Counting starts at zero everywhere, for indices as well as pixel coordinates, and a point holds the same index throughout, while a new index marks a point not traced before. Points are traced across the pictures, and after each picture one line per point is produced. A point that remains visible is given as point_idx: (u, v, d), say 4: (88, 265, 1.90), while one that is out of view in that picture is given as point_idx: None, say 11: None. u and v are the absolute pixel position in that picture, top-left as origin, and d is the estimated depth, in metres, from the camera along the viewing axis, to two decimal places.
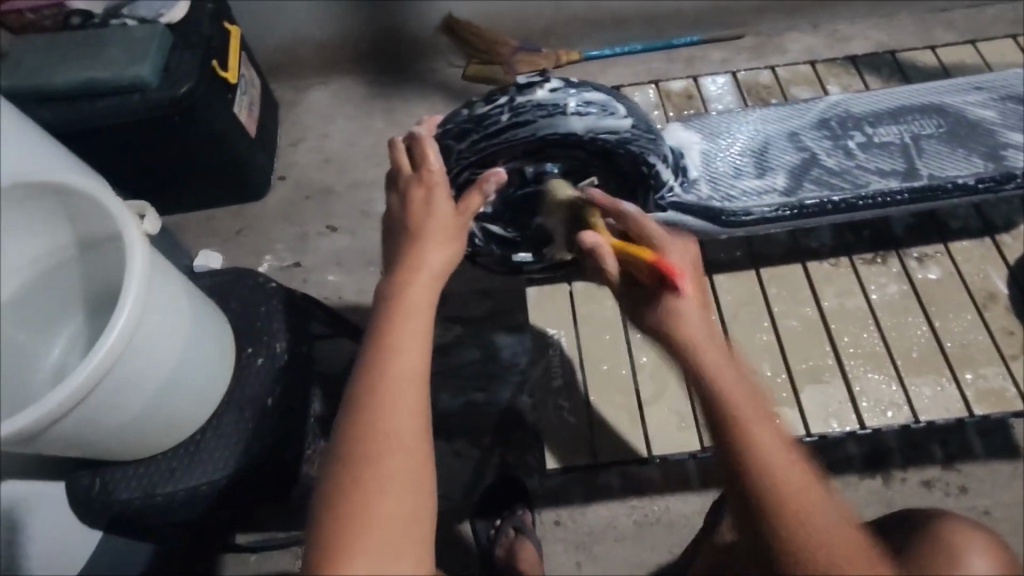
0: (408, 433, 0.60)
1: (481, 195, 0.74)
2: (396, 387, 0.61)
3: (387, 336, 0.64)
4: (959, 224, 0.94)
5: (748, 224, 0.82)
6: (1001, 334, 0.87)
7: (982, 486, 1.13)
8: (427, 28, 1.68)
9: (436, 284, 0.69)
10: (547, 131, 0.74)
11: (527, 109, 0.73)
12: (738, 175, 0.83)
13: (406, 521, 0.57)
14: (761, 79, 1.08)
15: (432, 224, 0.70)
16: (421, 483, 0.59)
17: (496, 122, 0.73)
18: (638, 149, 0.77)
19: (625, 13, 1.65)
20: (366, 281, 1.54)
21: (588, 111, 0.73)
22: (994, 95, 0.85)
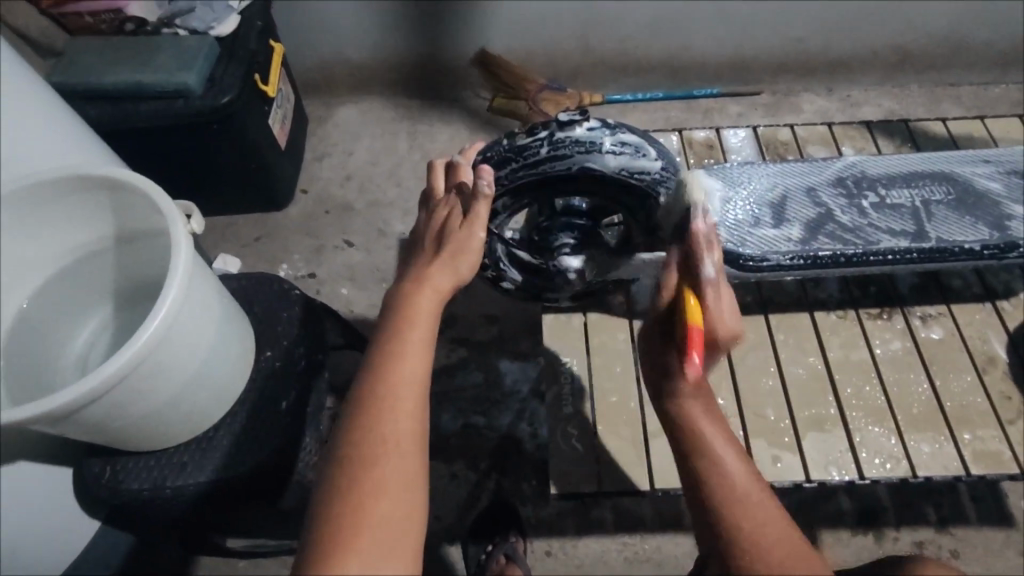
0: (406, 438, 0.61)
1: (485, 196, 0.76)
2: (398, 393, 0.63)
3: (390, 344, 0.67)
4: (962, 286, 0.97)
5: (764, 271, 0.84)
6: (997, 398, 0.88)
7: (974, 551, 1.27)
8: (460, 59, 1.76)
9: (441, 297, 0.72)
10: (582, 166, 0.79)
11: (566, 145, 0.78)
12: (757, 224, 0.86)
13: (404, 522, 0.58)
14: (779, 135, 1.13)
15: (455, 233, 0.75)
16: (413, 489, 0.60)
17: (535, 154, 0.78)
18: (665, 191, 0.82)
19: (649, 62, 1.73)
20: (377, 297, 1.58)
21: (623, 151, 0.79)
22: (1000, 169, 0.88)
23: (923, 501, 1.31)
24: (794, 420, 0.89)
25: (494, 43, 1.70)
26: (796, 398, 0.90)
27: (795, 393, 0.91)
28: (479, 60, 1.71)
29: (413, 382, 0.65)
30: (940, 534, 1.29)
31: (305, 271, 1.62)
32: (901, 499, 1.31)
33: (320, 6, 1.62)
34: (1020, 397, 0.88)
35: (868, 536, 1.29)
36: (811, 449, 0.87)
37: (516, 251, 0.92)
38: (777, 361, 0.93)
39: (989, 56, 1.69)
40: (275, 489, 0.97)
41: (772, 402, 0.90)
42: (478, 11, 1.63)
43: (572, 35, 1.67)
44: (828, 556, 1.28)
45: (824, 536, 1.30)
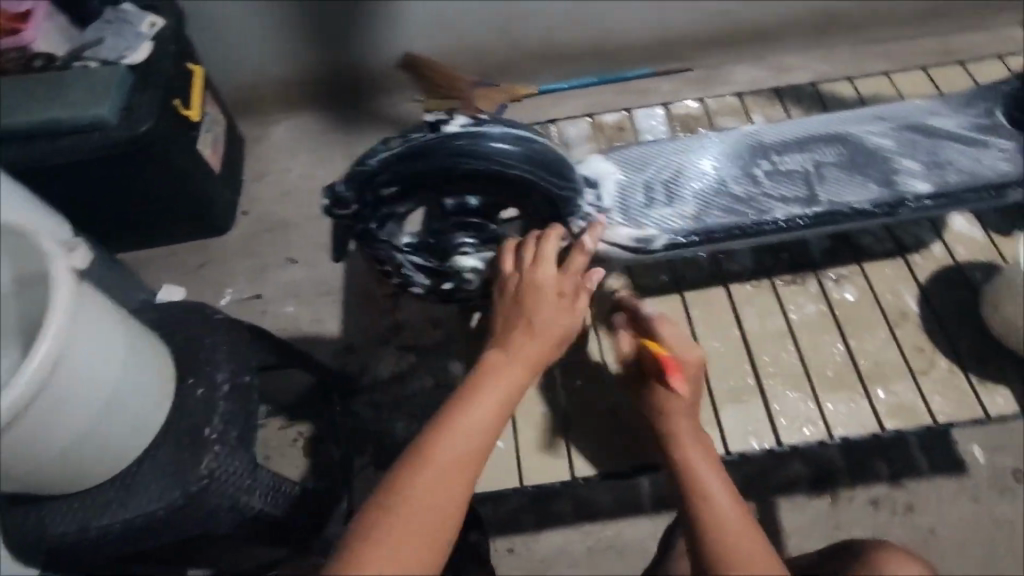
0: (469, 457, 0.67)
1: (586, 250, 0.78)
2: (474, 421, 0.69)
3: (482, 375, 0.72)
4: (871, 241, 0.97)
5: (659, 251, 0.82)
6: (910, 350, 0.89)
7: (927, 502, 1.29)
8: (387, 62, 1.74)
9: (550, 351, 0.73)
10: (465, 162, 0.71)
11: (445, 144, 0.70)
12: (650, 204, 0.83)
13: (440, 521, 0.65)
14: (691, 111, 1.13)
15: (547, 290, 0.74)
16: (454, 498, 0.66)
17: (412, 155, 0.70)
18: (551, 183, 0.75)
19: (576, 49, 1.73)
20: (324, 312, 1.58)
21: (507, 143, 0.72)
22: (892, 125, 0.86)
23: (876, 458, 1.33)
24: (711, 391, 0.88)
25: (419, 44, 1.68)
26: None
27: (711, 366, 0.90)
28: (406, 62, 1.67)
29: (495, 417, 0.70)
30: (894, 489, 1.31)
31: (251, 293, 1.62)
32: (854, 458, 1.33)
33: (237, 24, 1.61)
34: (932, 347, 0.89)
35: (824, 498, 1.31)
36: (731, 421, 0.86)
37: (412, 258, 0.81)
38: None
39: (909, 10, 1.71)
40: (218, 518, 0.95)
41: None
42: (397, 14, 1.62)
43: (495, 28, 1.66)
44: (787, 522, 1.29)
45: (781, 502, 1.31)
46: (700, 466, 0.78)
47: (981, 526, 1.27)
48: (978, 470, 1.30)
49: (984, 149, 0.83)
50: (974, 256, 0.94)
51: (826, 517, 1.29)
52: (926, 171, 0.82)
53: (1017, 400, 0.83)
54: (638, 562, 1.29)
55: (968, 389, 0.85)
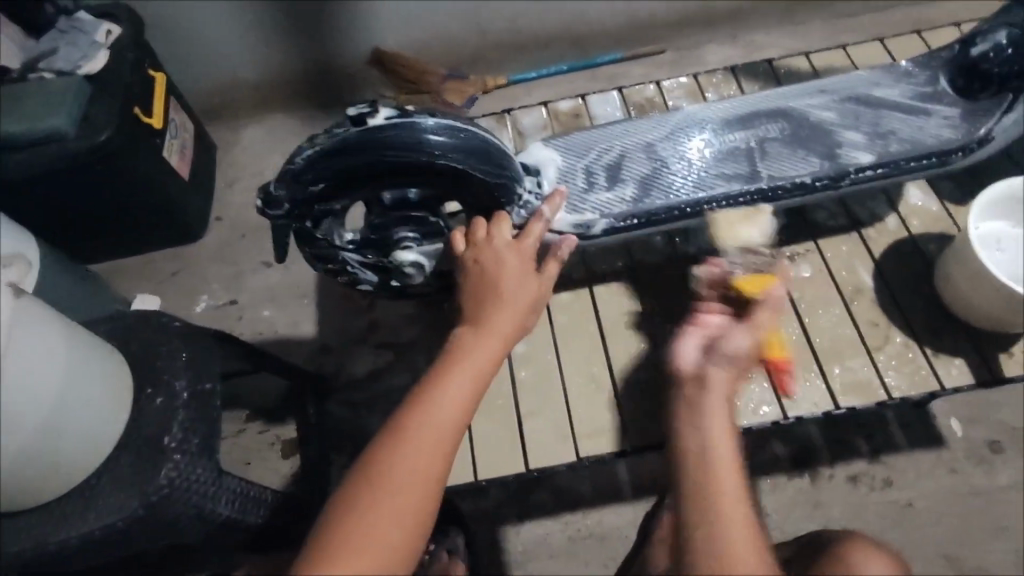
0: (444, 431, 0.66)
1: (544, 220, 0.76)
2: (447, 393, 0.67)
3: (456, 348, 0.70)
4: (826, 217, 0.96)
5: (600, 236, 0.81)
6: (865, 326, 0.88)
7: (907, 476, 1.28)
8: (355, 62, 1.71)
9: (522, 318, 0.71)
10: (394, 156, 0.69)
11: (372, 139, 0.68)
12: (591, 189, 0.83)
13: (418, 497, 0.63)
14: (646, 93, 1.11)
15: (508, 261, 0.73)
16: (430, 473, 0.64)
17: (338, 153, 0.68)
18: (488, 172, 0.74)
19: (545, 36, 1.71)
20: (299, 314, 1.57)
21: (437, 134, 0.70)
22: (835, 97, 0.86)
23: (856, 436, 1.32)
24: None
25: (386, 39, 1.66)
26: (665, 363, 0.95)
27: None
28: (374, 58, 1.66)
29: (468, 388, 0.68)
30: (873, 465, 1.30)
31: (227, 299, 1.62)
32: (833, 436, 1.32)
33: (198, 29, 1.57)
34: (887, 322, 0.88)
35: (804, 477, 1.29)
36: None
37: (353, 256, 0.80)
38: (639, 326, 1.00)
39: None
40: (179, 527, 0.93)
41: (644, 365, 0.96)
42: (362, 13, 1.59)
43: (462, 20, 1.64)
44: (766, 503, 1.28)
45: (761, 484, 1.30)
46: (714, 445, 0.67)
47: (960, 499, 1.26)
48: (956, 442, 1.29)
49: (926, 118, 0.83)
50: (929, 228, 0.93)
51: (806, 496, 1.28)
52: (869, 142, 0.82)
53: (971, 370, 0.82)
54: (618, 550, 1.26)
55: (922, 363, 0.85)
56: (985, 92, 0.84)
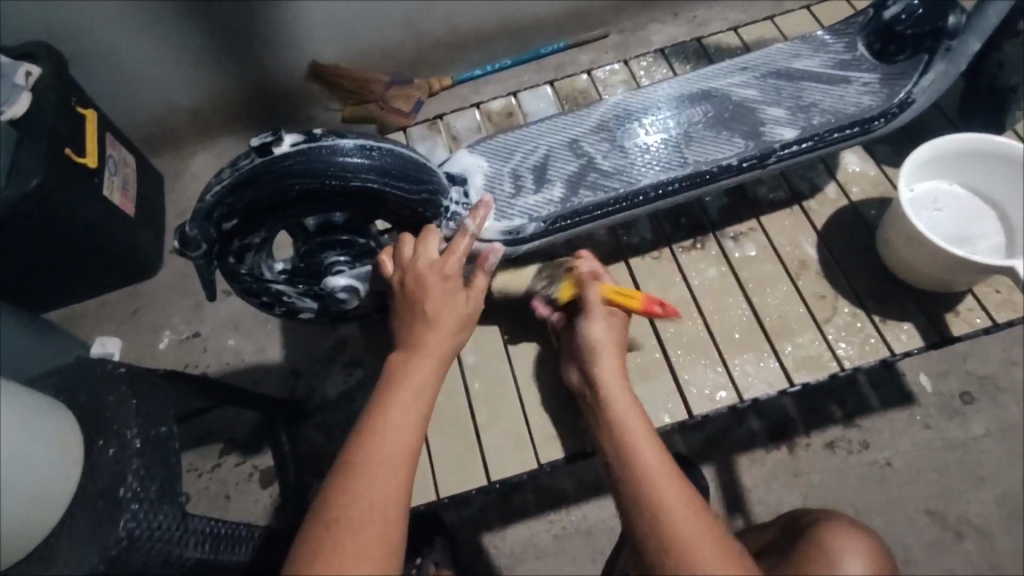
0: (395, 457, 0.64)
1: (471, 234, 0.74)
2: (393, 419, 0.65)
3: (394, 374, 0.68)
4: (767, 193, 0.95)
5: (531, 240, 0.79)
6: (812, 299, 0.87)
7: (883, 437, 1.29)
8: (296, 77, 1.66)
9: (457, 333, 0.71)
10: (303, 182, 0.67)
11: (277, 166, 0.67)
12: (518, 193, 0.81)
13: (382, 530, 0.60)
14: (578, 84, 1.10)
15: (432, 280, 0.71)
16: (390, 503, 0.62)
17: (244, 183, 0.66)
18: (404, 188, 0.72)
19: (486, 32, 1.68)
20: (265, 341, 1.53)
21: (347, 154, 0.69)
22: (755, 75, 0.86)
23: (829, 402, 1.32)
24: None
25: (324, 52, 1.62)
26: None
27: None
28: (314, 73, 1.63)
29: (414, 411, 0.66)
30: (848, 430, 1.30)
31: (190, 332, 1.57)
32: (807, 405, 1.32)
33: (127, 59, 1.51)
34: (834, 294, 0.87)
35: (782, 449, 1.29)
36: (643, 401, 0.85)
37: (285, 287, 0.79)
38: None
39: None
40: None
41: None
42: (291, 25, 1.53)
43: (398, 23, 1.60)
44: (746, 478, 1.28)
45: (741, 460, 1.30)
46: (627, 420, 0.77)
47: (936, 454, 1.27)
48: (927, 398, 1.30)
49: (846, 86, 0.83)
50: (870, 194, 0.93)
51: (787, 468, 1.28)
52: (792, 116, 0.82)
53: (918, 333, 0.83)
54: (604, 543, 1.24)
55: (870, 332, 0.85)
56: (902, 54, 0.84)
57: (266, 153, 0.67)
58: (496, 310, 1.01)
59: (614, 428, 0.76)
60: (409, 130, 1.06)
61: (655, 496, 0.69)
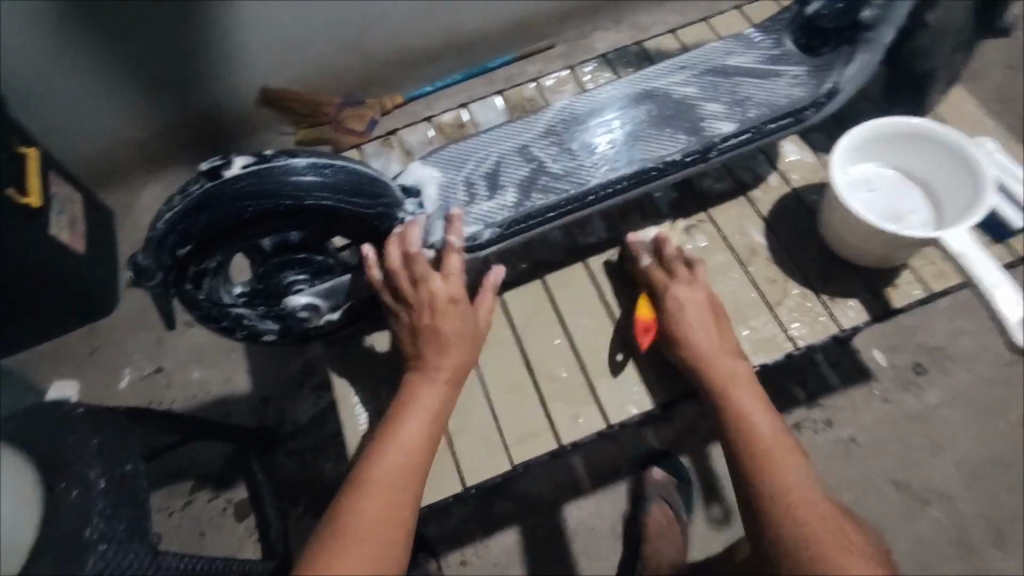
0: (404, 471, 0.67)
1: (456, 250, 0.77)
2: (405, 437, 0.70)
3: (407, 397, 0.73)
4: (715, 185, 0.99)
5: (486, 247, 0.81)
6: (764, 284, 0.91)
7: (845, 414, 1.33)
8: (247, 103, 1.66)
9: (459, 365, 0.76)
10: (257, 204, 0.68)
11: (228, 190, 0.67)
12: (471, 200, 0.82)
13: (385, 540, 0.62)
14: (525, 93, 1.12)
15: (427, 300, 0.75)
16: (395, 515, 0.64)
17: (197, 209, 0.66)
18: (357, 203, 0.73)
19: (435, 48, 1.70)
20: (231, 370, 1.51)
21: (298, 174, 0.69)
22: (694, 72, 0.89)
23: (793, 384, 1.36)
24: (585, 373, 0.92)
25: (274, 78, 1.61)
26: (585, 353, 0.93)
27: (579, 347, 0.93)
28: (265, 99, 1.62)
29: (423, 429, 0.71)
30: (812, 409, 1.34)
31: (152, 368, 1.53)
32: (771, 389, 1.35)
33: (69, 93, 1.47)
34: (783, 278, 0.91)
35: None
36: (608, 398, 0.90)
37: (244, 310, 0.78)
38: (556, 322, 0.95)
39: None
40: None
41: (563, 361, 0.93)
42: (240, 52, 1.53)
43: (346, 44, 1.61)
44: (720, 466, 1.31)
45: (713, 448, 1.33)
46: (722, 368, 0.83)
47: (895, 425, 1.32)
48: (882, 372, 1.36)
49: (777, 79, 0.88)
50: (810, 180, 0.97)
51: None
52: (729, 110, 0.85)
53: (864, 307, 0.87)
54: (586, 543, 1.25)
55: (820, 310, 0.89)
56: (826, 47, 0.88)
57: (216, 177, 0.67)
58: None
59: (711, 373, 0.82)
60: (363, 147, 1.07)
61: (756, 442, 0.76)
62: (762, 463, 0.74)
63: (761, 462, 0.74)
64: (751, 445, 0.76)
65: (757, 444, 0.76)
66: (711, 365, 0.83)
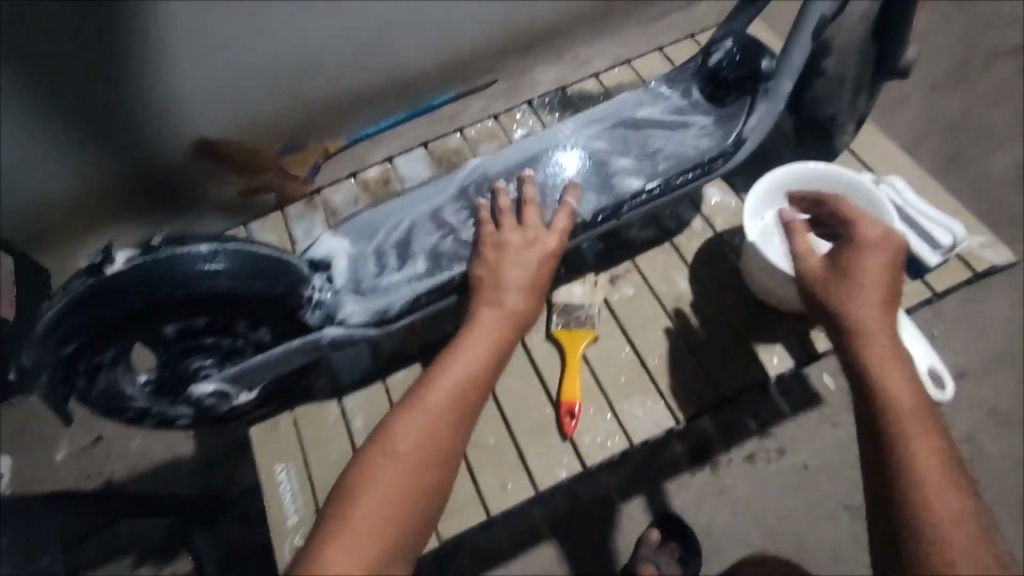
0: (444, 411, 0.64)
1: (568, 209, 0.81)
2: (452, 376, 0.67)
3: (456, 342, 0.71)
4: (640, 233, 1.00)
5: (398, 322, 0.80)
6: (691, 333, 0.92)
7: (797, 443, 1.33)
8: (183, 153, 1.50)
9: (514, 324, 0.72)
10: (145, 298, 0.65)
11: (112, 286, 0.64)
12: (382, 272, 0.81)
13: (416, 473, 0.60)
14: (450, 143, 1.10)
15: (512, 247, 0.77)
16: (431, 452, 0.62)
17: (78, 308, 0.63)
18: (256, 289, 0.70)
19: (372, 90, 1.64)
20: (171, 436, 1.44)
21: (189, 264, 0.66)
22: (606, 127, 0.90)
23: (744, 414, 1.35)
24: (514, 436, 0.88)
25: (208, 125, 1.50)
26: (513, 415, 0.89)
27: (509, 408, 0.90)
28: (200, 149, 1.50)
29: (473, 373, 0.68)
30: (764, 439, 1.33)
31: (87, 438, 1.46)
32: (723, 422, 1.34)
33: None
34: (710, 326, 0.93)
35: (706, 469, 1.31)
36: (536, 460, 0.86)
37: (145, 403, 0.74)
38: None
39: None
40: None
41: (491, 426, 0.89)
42: (173, 100, 1.43)
43: (281, 91, 1.55)
44: (676, 504, 1.30)
45: (669, 486, 1.31)
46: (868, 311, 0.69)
47: (845, 450, 1.32)
48: (831, 397, 1.36)
49: (686, 130, 0.90)
50: (731, 224, 0.99)
51: (711, 488, 1.30)
52: (639, 164, 0.87)
53: (788, 353, 0.89)
54: None
55: (747, 357, 0.91)
56: (729, 97, 0.91)
57: (99, 272, 0.64)
58: (386, 385, 0.92)
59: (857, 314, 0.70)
60: (286, 210, 1.05)
61: (892, 399, 0.63)
62: (894, 425, 0.61)
63: (893, 424, 0.61)
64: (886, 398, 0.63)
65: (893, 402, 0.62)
66: (850, 305, 0.70)
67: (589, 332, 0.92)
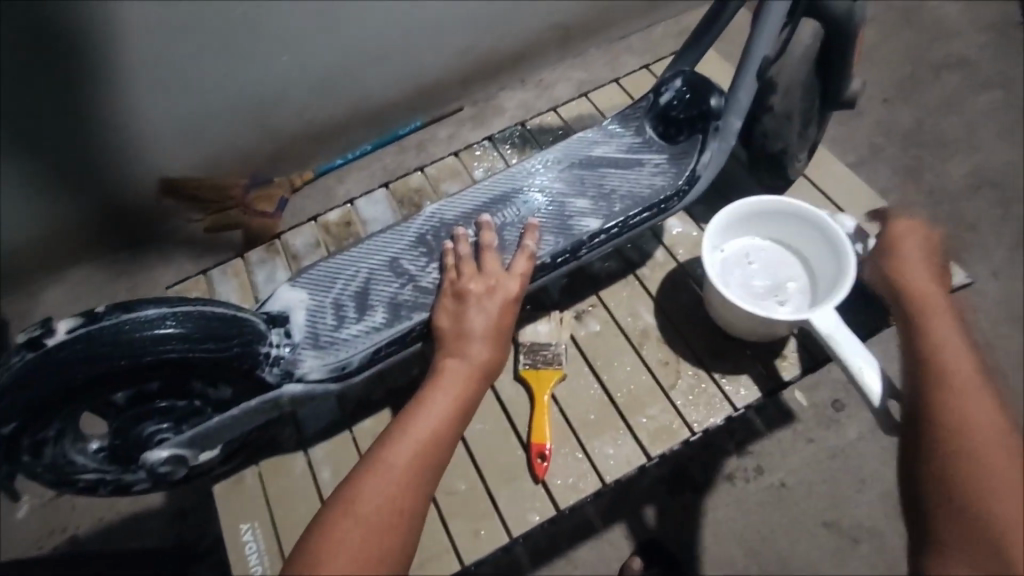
0: (410, 467, 0.63)
1: (528, 252, 0.82)
2: (417, 430, 0.65)
3: (419, 396, 0.70)
4: (603, 267, 1.01)
5: (356, 374, 0.79)
6: (657, 367, 0.93)
7: (773, 461, 1.33)
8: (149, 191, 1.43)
9: (480, 376, 0.72)
10: (84, 369, 0.64)
11: (50, 359, 0.63)
12: (340, 324, 0.80)
13: (380, 533, 0.57)
14: (411, 182, 1.10)
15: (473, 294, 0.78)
16: (394, 509, 0.59)
17: (15, 384, 0.63)
18: (203, 352, 0.68)
19: (342, 119, 1.56)
20: None
21: (132, 331, 0.65)
22: (560, 167, 0.92)
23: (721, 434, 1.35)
24: (485, 481, 0.87)
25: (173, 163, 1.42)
26: (484, 461, 0.89)
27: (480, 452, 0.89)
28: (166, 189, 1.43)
29: (438, 425, 0.67)
30: (741, 457, 1.34)
31: None
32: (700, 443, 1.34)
33: None
34: (676, 359, 0.93)
35: (685, 491, 1.31)
36: (506, 505, 0.86)
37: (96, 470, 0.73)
38: None
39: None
40: None
41: (461, 472, 0.88)
42: (133, 138, 1.34)
43: (251, 126, 1.45)
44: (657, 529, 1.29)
45: (649, 511, 1.30)
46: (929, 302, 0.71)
47: (820, 464, 1.32)
48: (804, 413, 1.36)
49: (640, 168, 0.92)
50: (692, 254, 1.00)
51: (691, 509, 1.30)
52: (596, 205, 0.89)
53: (755, 385, 0.90)
54: None
55: (714, 390, 0.91)
56: (681, 135, 0.94)
57: (39, 346, 0.64)
58: (353, 434, 0.90)
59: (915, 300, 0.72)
60: (247, 255, 1.03)
61: (950, 376, 0.62)
62: (942, 401, 0.61)
63: (945, 398, 0.61)
64: (939, 371, 0.63)
65: (953, 380, 0.62)
66: (918, 295, 0.72)
67: (557, 371, 0.92)
